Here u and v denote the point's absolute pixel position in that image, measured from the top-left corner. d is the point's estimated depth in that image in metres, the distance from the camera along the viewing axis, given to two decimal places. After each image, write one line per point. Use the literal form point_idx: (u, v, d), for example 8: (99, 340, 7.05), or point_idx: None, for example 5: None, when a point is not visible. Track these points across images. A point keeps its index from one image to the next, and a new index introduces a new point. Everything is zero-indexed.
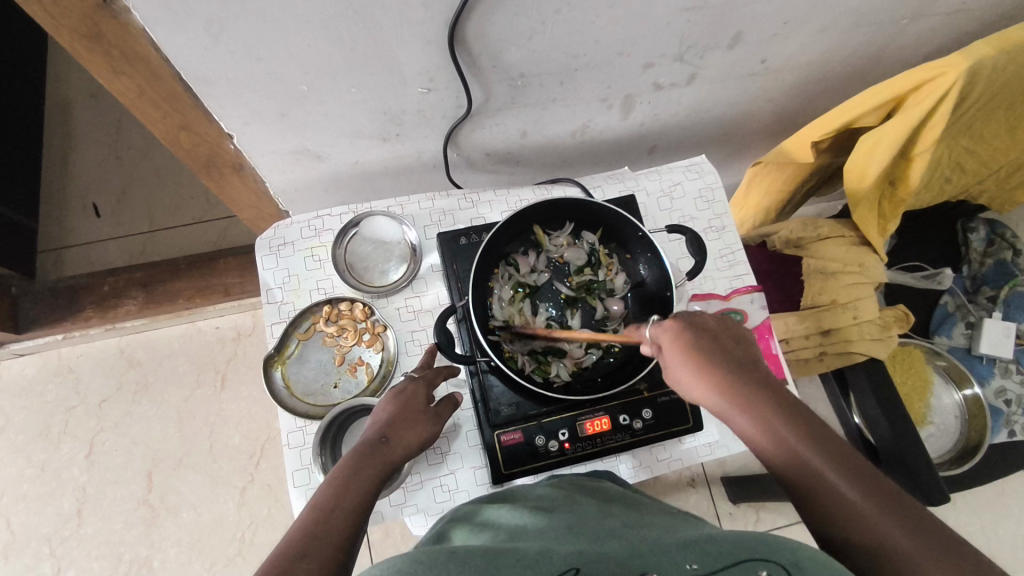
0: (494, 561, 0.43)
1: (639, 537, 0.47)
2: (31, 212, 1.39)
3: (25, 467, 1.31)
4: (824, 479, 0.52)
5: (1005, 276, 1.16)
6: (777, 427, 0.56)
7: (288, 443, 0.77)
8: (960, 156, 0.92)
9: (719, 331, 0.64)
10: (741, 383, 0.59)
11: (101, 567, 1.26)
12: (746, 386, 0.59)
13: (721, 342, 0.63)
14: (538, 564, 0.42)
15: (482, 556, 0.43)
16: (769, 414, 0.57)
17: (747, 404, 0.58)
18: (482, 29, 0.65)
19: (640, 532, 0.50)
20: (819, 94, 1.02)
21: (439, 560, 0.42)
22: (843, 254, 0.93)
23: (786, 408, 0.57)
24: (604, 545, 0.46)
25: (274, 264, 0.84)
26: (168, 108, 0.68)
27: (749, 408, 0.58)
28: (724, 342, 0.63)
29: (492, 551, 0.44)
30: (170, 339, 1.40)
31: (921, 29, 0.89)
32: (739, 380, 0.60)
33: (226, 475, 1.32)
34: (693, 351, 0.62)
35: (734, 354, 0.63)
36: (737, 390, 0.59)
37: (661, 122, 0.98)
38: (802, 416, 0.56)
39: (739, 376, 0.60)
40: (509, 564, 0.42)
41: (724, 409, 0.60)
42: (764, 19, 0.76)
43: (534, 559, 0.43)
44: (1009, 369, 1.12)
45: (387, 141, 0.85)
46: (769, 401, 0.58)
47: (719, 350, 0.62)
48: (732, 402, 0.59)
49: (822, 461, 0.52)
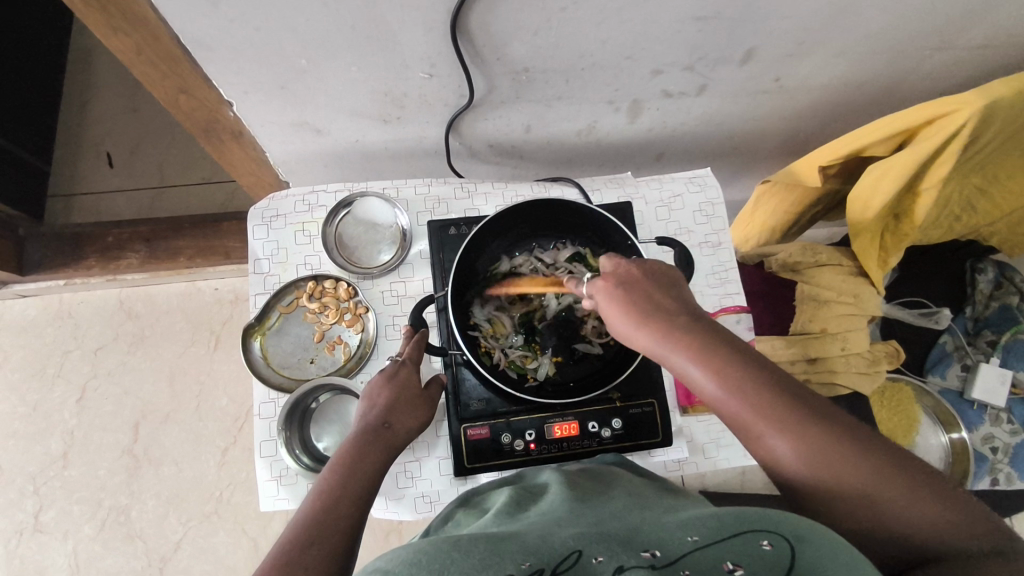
0: (497, 547, 0.42)
1: (642, 519, 0.47)
2: (45, 156, 1.41)
3: (17, 405, 1.34)
4: (838, 462, 0.49)
5: (1008, 321, 1.15)
6: (757, 397, 0.52)
7: (259, 413, 0.79)
8: (973, 196, 0.89)
9: (659, 290, 0.60)
10: (718, 355, 0.54)
11: (80, 510, 1.29)
12: (726, 353, 0.54)
13: (665, 299, 0.59)
14: (541, 550, 0.42)
15: (487, 544, 0.42)
16: (759, 390, 0.52)
17: (724, 373, 0.53)
18: (486, 21, 0.64)
19: (638, 512, 0.50)
20: (834, 117, 1.00)
21: (442, 550, 0.41)
22: (839, 283, 0.91)
23: (763, 376, 0.53)
24: (605, 526, 0.46)
25: (264, 235, 0.84)
26: (167, 70, 0.68)
27: (739, 388, 0.52)
28: (663, 296, 0.60)
29: (495, 538, 0.44)
30: (169, 295, 1.42)
31: (945, 59, 0.86)
32: (716, 350, 0.54)
33: (210, 434, 1.35)
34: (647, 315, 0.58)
35: (690, 313, 0.58)
36: (720, 364, 0.53)
37: (670, 130, 0.97)
38: (778, 382, 0.53)
39: (717, 344, 0.55)
40: (511, 552, 0.41)
41: (706, 392, 0.54)
42: (779, 35, 0.74)
43: (537, 547, 0.42)
44: (1000, 417, 1.12)
45: (389, 122, 0.84)
46: (754, 371, 0.53)
47: (677, 315, 0.58)
48: (708, 370, 0.53)
49: (836, 443, 0.49)
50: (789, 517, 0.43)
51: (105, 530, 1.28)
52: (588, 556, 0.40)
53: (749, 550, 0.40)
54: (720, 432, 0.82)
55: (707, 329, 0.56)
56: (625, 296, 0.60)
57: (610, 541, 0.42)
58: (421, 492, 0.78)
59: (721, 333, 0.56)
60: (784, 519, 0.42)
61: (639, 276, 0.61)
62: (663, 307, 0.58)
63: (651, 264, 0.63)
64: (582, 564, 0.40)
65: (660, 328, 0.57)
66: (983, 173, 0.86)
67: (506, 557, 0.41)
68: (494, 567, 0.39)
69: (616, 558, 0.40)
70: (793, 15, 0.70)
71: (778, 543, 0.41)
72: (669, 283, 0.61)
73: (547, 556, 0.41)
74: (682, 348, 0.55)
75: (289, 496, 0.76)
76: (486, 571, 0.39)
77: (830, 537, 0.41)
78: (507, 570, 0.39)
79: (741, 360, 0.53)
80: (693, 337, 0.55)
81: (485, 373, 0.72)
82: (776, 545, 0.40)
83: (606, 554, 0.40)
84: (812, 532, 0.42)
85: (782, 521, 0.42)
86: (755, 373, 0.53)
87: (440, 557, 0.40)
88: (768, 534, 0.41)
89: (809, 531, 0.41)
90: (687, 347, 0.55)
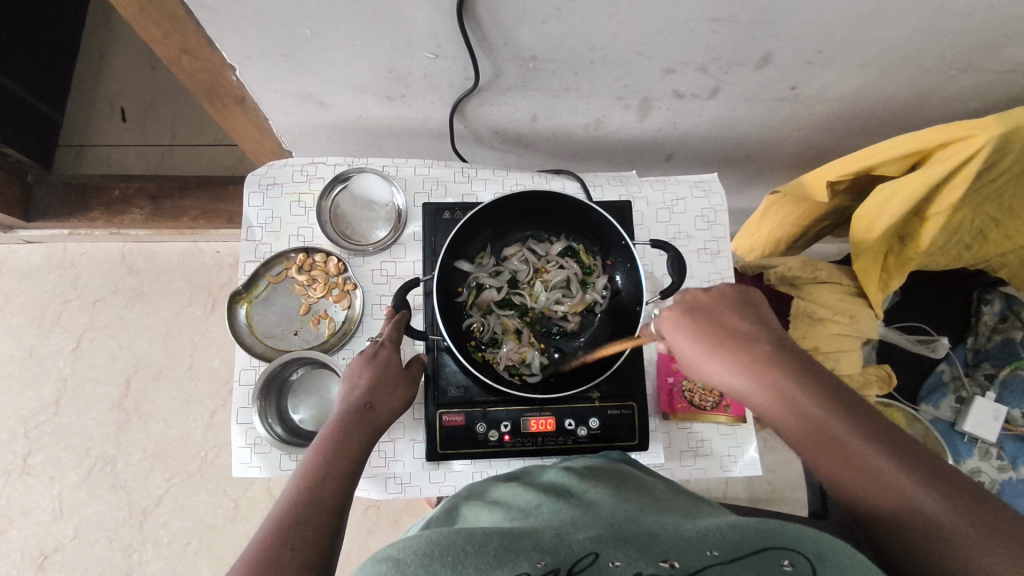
0: (511, 542, 0.43)
1: (659, 523, 0.47)
2: (59, 104, 1.41)
3: (14, 348, 1.36)
4: (896, 492, 0.49)
5: (1009, 356, 1.13)
6: (824, 421, 0.53)
7: (239, 379, 0.79)
8: (984, 225, 0.87)
9: (733, 313, 0.61)
10: (785, 377, 0.55)
11: (68, 457, 1.31)
12: (795, 376, 0.55)
13: (733, 324, 0.60)
14: (555, 549, 0.42)
15: (500, 539, 0.43)
16: (824, 414, 0.53)
17: (791, 396, 0.54)
18: (493, 5, 0.63)
19: (652, 513, 0.49)
20: (850, 132, 0.97)
21: (456, 542, 0.42)
22: (835, 302, 0.90)
23: (833, 402, 0.53)
24: (621, 526, 0.46)
25: (259, 203, 0.84)
26: (170, 29, 0.67)
27: (806, 415, 0.53)
28: (734, 320, 0.61)
29: (509, 532, 0.44)
30: (171, 254, 1.42)
31: (968, 81, 0.83)
32: (786, 374, 0.55)
33: (200, 394, 1.36)
34: (717, 338, 0.59)
35: (761, 336, 0.59)
36: (787, 388, 0.55)
37: (680, 131, 0.95)
38: (849, 408, 0.53)
39: (785, 369, 0.56)
40: (526, 549, 0.42)
41: (773, 416, 0.55)
42: (797, 43, 0.72)
43: (550, 547, 0.42)
44: (989, 452, 1.12)
45: (393, 100, 0.83)
46: (821, 395, 0.54)
47: (750, 338, 0.59)
48: (775, 394, 0.55)
49: (898, 475, 0.49)
50: (809, 535, 0.43)
51: (90, 478, 1.30)
52: (605, 559, 0.40)
53: (770, 567, 0.40)
54: (698, 442, 0.81)
55: (776, 352, 0.57)
56: (694, 320, 0.62)
57: (627, 546, 0.42)
58: (393, 473, 0.78)
59: (790, 357, 0.57)
60: (804, 537, 0.43)
61: (711, 300, 0.63)
62: (735, 330, 0.60)
63: (723, 289, 0.64)
64: (597, 566, 0.40)
65: (732, 350, 0.58)
66: (999, 203, 0.84)
67: (521, 553, 0.41)
68: (510, 563, 0.40)
69: (634, 564, 0.40)
70: (811, 23, 0.68)
71: (799, 562, 0.41)
72: (744, 306, 0.62)
73: (562, 557, 0.41)
74: (749, 373, 0.57)
75: (261, 464, 0.77)
76: (500, 567, 0.39)
77: (848, 555, 0.42)
78: (521, 567, 0.40)
79: (807, 385, 0.55)
80: (764, 360, 0.57)
81: (464, 361, 0.71)
82: (798, 565, 0.41)
83: (623, 559, 0.40)
84: (832, 551, 0.42)
85: (802, 540, 0.43)
86: (822, 398, 0.54)
87: (455, 551, 0.41)
88: (791, 553, 0.41)
89: (830, 551, 0.42)
90: (754, 372, 0.56)
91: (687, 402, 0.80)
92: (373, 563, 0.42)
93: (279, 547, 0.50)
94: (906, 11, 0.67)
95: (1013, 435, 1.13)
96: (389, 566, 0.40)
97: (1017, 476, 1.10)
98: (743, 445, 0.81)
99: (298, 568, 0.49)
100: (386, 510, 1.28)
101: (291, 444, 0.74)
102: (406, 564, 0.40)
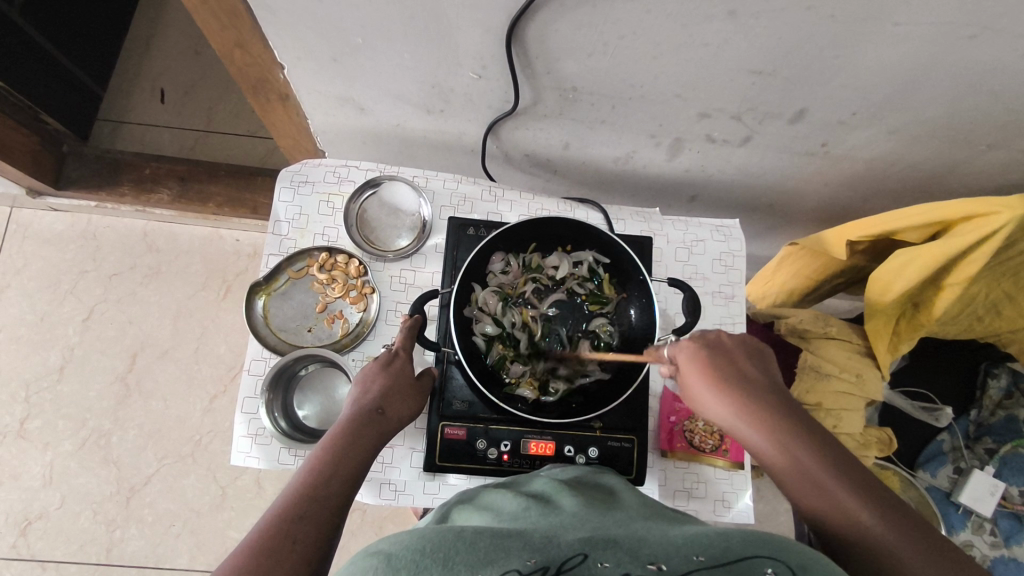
0: (502, 542, 0.42)
1: (648, 528, 0.47)
2: (101, 80, 1.44)
3: (26, 312, 1.38)
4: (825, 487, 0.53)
5: (1011, 433, 1.15)
6: (793, 450, 0.57)
7: (249, 369, 0.80)
8: (999, 299, 0.88)
9: (740, 359, 0.66)
10: (800, 438, 0.57)
11: (65, 426, 1.32)
12: (771, 415, 0.60)
13: (737, 364, 0.65)
14: (544, 548, 0.42)
15: (490, 537, 0.43)
16: (823, 471, 0.54)
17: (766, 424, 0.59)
18: (543, 34, 0.65)
19: (643, 521, 0.49)
20: (875, 194, 0.99)
21: (448, 540, 0.42)
22: (844, 360, 0.92)
23: (812, 441, 0.57)
24: (610, 531, 0.46)
25: (289, 199, 0.86)
26: (228, 23, 0.69)
27: (814, 477, 0.54)
28: (738, 360, 0.66)
29: (501, 532, 0.44)
30: (191, 237, 1.44)
31: (994, 157, 0.85)
32: (809, 437, 0.58)
33: (202, 378, 1.37)
34: (711, 368, 0.64)
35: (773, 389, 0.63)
36: (793, 447, 0.57)
37: (707, 175, 0.96)
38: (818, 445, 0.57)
39: (793, 431, 0.58)
40: (517, 548, 0.42)
41: (787, 479, 0.56)
42: (833, 102, 0.74)
43: (540, 546, 0.42)
44: (982, 527, 1.13)
45: (431, 113, 0.86)
46: (785, 422, 0.59)
47: (755, 389, 0.63)
48: (757, 423, 0.60)
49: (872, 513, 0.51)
50: (797, 545, 0.42)
51: (84, 449, 1.31)
52: (594, 560, 0.40)
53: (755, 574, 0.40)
54: (694, 483, 0.82)
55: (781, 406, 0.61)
56: (706, 350, 0.66)
57: (617, 547, 0.42)
58: (388, 479, 0.78)
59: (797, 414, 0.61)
60: (793, 546, 0.42)
61: (725, 339, 0.68)
62: (738, 370, 0.64)
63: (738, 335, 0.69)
64: (586, 566, 0.40)
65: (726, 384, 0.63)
66: (1015, 280, 0.85)
67: (512, 552, 0.41)
68: (500, 561, 0.40)
69: (622, 567, 0.40)
70: (851, 85, 0.70)
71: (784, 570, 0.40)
72: (749, 352, 0.67)
73: (552, 555, 0.41)
74: (748, 414, 0.60)
75: (260, 456, 0.77)
76: (491, 566, 0.39)
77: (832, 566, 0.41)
78: (512, 565, 0.40)
79: (790, 428, 0.59)
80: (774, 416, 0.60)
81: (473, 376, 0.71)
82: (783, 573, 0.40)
83: (612, 560, 0.40)
84: (818, 562, 0.41)
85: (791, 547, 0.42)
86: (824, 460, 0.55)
87: (446, 547, 0.41)
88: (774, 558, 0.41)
89: (815, 560, 0.41)
90: (774, 427, 0.59)
91: (686, 442, 0.82)
92: (362, 556, 0.42)
93: (282, 538, 0.50)
94: (943, 82, 0.68)
95: (1007, 512, 1.13)
96: (381, 560, 0.40)
97: (1008, 555, 1.11)
98: (738, 492, 0.82)
99: (298, 561, 0.50)
100: (371, 514, 1.27)
101: (293, 439, 0.74)
102: (397, 558, 0.40)
